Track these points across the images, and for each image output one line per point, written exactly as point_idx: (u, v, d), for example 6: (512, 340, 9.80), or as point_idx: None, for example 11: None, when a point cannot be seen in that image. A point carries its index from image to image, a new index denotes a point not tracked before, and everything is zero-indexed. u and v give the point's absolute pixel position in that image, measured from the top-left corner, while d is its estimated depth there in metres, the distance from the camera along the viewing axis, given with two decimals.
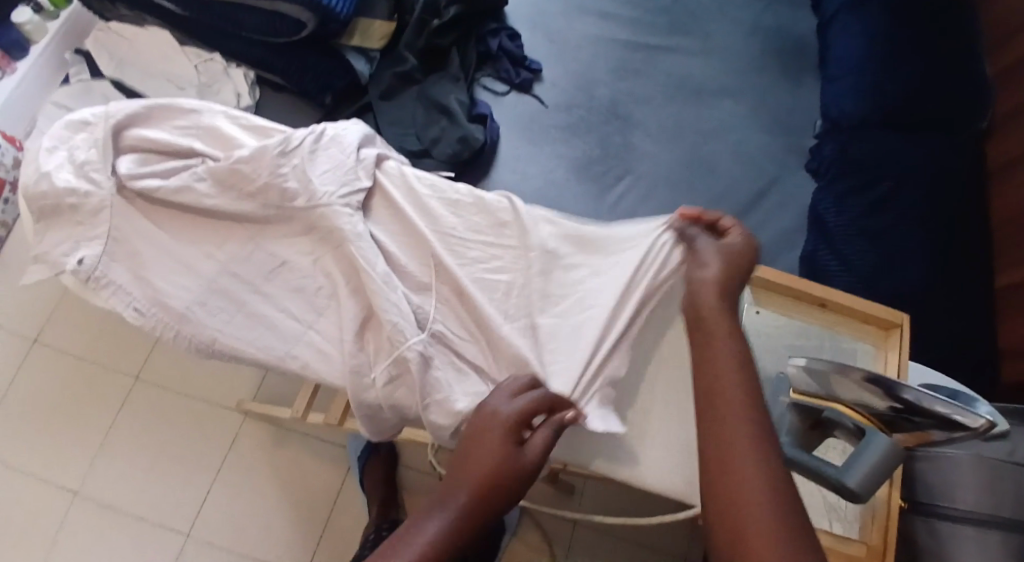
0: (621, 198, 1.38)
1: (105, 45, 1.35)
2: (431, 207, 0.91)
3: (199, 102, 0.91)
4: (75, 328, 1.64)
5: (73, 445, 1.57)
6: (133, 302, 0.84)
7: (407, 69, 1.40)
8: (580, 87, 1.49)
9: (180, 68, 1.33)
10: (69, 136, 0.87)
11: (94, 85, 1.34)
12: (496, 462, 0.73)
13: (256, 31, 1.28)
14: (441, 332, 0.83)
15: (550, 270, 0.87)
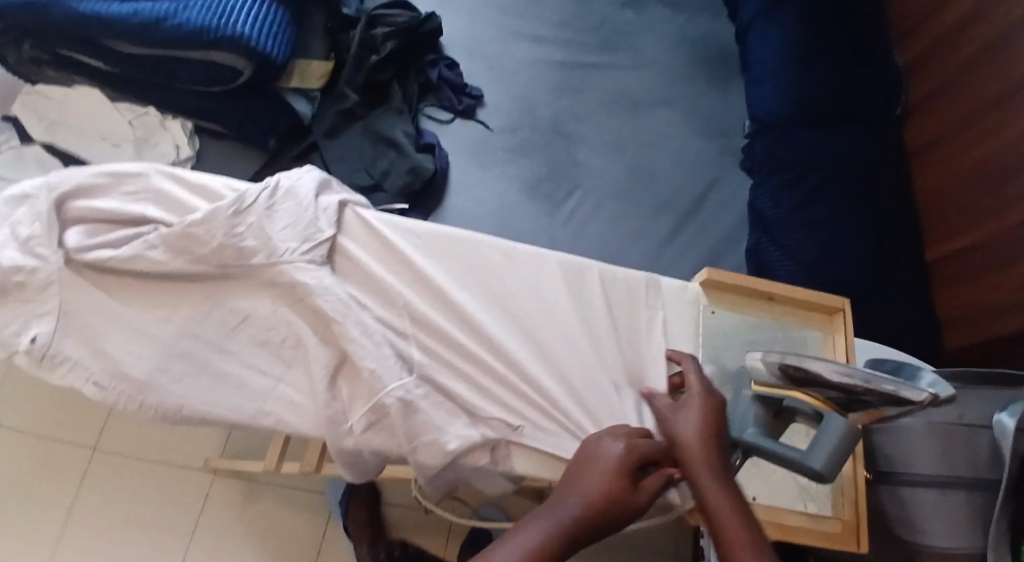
0: (573, 212, 1.41)
1: (35, 109, 1.31)
2: (402, 247, 0.93)
3: (146, 166, 0.92)
4: (23, 403, 1.56)
5: (33, 528, 1.49)
6: (92, 377, 0.84)
7: (350, 106, 1.42)
8: (523, 109, 1.51)
9: (115, 126, 1.31)
10: (10, 213, 0.88)
11: (23, 151, 1.28)
12: (610, 487, 0.79)
13: (194, 82, 1.27)
14: (429, 372, 0.87)
15: (515, 303, 0.93)
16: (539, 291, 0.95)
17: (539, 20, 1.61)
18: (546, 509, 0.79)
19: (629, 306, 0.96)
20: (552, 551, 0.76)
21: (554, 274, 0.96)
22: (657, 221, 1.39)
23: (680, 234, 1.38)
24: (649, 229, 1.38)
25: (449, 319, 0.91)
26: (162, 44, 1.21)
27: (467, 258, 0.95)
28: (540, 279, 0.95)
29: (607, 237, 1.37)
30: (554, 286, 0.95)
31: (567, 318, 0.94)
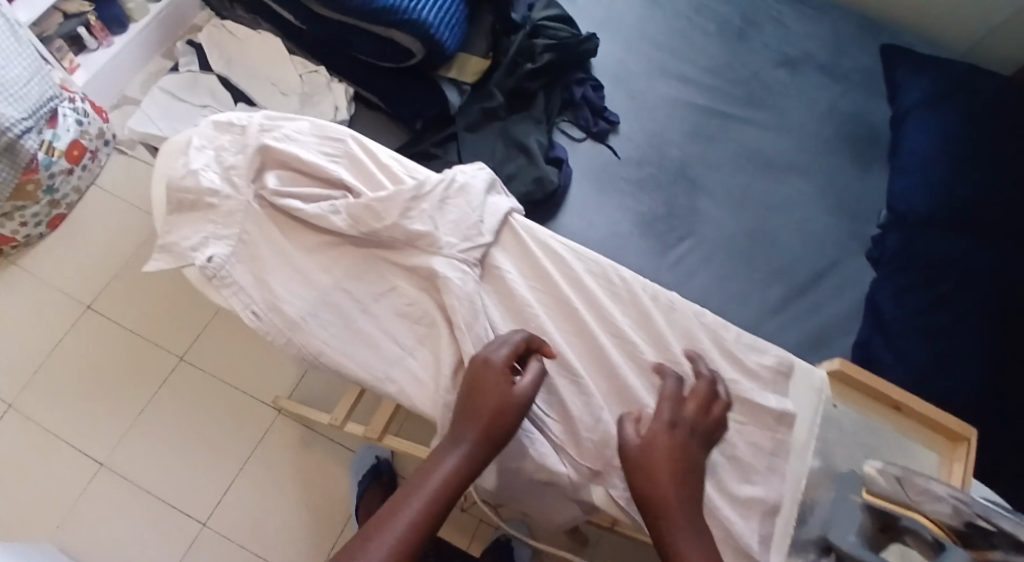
0: (682, 259, 1.42)
1: (216, 42, 1.44)
2: (538, 261, 0.96)
3: (346, 131, 0.97)
4: (130, 299, 1.68)
5: (108, 411, 1.60)
6: (253, 304, 0.89)
7: (494, 106, 1.46)
8: (654, 144, 1.52)
9: (287, 77, 1.41)
10: (214, 137, 0.96)
11: (200, 77, 1.42)
12: (491, 403, 0.83)
13: (366, 54, 1.34)
14: (524, 402, 0.88)
15: (636, 342, 0.92)
16: (661, 337, 0.93)
17: (690, 63, 1.59)
18: (446, 448, 0.83)
19: (758, 382, 0.92)
20: (452, 493, 0.82)
21: (681, 325, 0.94)
22: (769, 290, 1.39)
23: (789, 309, 1.38)
24: (758, 295, 1.39)
25: (563, 341, 0.92)
26: (354, 14, 1.27)
27: (593, 286, 0.95)
28: (667, 326, 0.93)
29: (710, 291, 1.39)
30: (677, 335, 0.93)
31: (683, 373, 0.91)
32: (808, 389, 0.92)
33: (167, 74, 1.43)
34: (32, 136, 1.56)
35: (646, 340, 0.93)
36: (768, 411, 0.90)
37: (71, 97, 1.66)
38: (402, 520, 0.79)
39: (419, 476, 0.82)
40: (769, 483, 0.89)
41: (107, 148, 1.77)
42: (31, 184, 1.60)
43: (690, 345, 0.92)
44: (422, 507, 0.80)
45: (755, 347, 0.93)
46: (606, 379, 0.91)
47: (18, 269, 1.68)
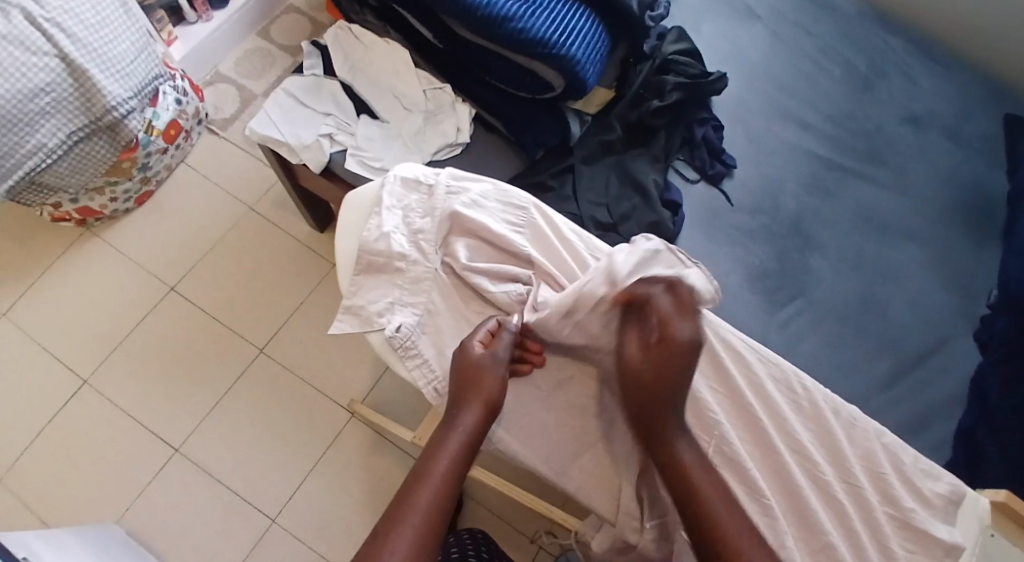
0: (790, 321, 1.36)
1: (343, 46, 1.48)
2: (729, 368, 1.06)
3: (529, 200, 1.09)
4: (213, 282, 1.64)
5: (188, 397, 1.55)
6: (434, 379, 1.05)
7: (612, 139, 1.43)
8: (767, 192, 1.44)
9: (412, 91, 1.44)
10: (403, 196, 1.10)
11: (324, 82, 1.46)
12: (480, 384, 1.01)
13: (503, 82, 1.38)
14: (709, 515, 1.02)
15: (818, 458, 1.04)
16: (842, 456, 1.04)
17: (811, 107, 1.51)
18: (449, 429, 1.00)
19: (929, 510, 1.04)
20: (460, 465, 0.99)
21: (863, 447, 1.05)
22: (874, 364, 1.34)
23: (894, 387, 1.33)
24: (863, 368, 1.34)
25: (745, 451, 1.04)
26: (498, 41, 1.30)
27: (777, 395, 1.06)
28: (849, 447, 1.05)
29: (816, 358, 1.33)
30: (858, 458, 1.04)
31: (861, 494, 1.03)
32: (971, 520, 1.04)
33: (292, 76, 1.47)
34: (135, 117, 1.53)
35: (826, 457, 1.04)
36: (937, 542, 1.02)
37: (172, 74, 1.64)
38: (424, 496, 0.96)
39: (429, 457, 0.99)
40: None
41: (199, 126, 1.75)
42: (128, 162, 1.58)
43: (869, 467, 1.04)
44: (438, 481, 0.97)
45: (930, 475, 1.05)
46: (787, 498, 1.02)
47: (101, 242, 1.66)
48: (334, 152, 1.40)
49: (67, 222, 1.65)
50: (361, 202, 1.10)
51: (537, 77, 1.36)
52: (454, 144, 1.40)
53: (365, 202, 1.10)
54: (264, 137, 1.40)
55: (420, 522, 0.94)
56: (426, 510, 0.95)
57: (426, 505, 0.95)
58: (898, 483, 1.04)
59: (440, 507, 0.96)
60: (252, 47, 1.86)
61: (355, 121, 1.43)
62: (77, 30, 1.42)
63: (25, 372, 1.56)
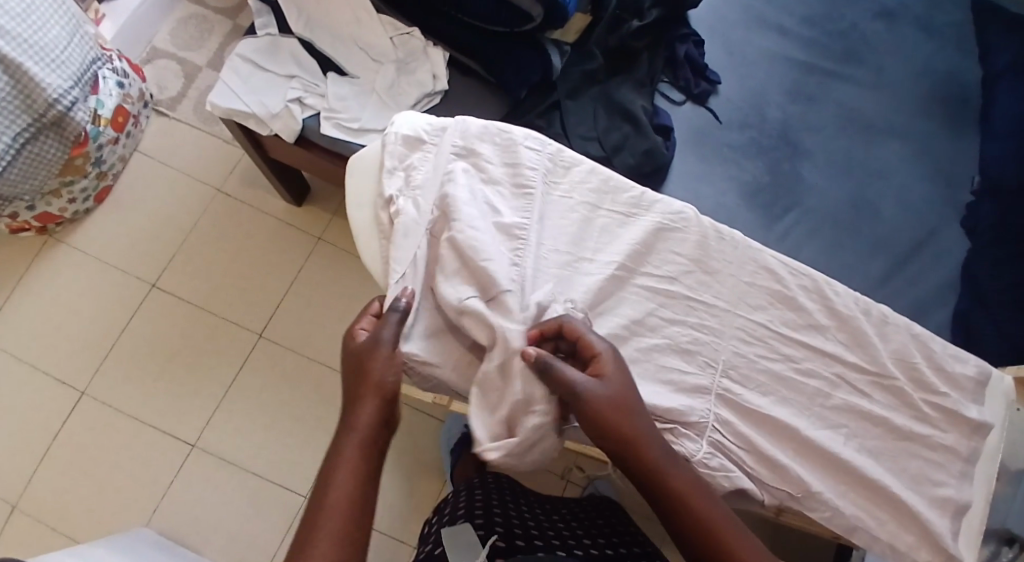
0: (789, 230, 1.34)
1: (296, 0, 1.36)
2: (761, 282, 1.05)
3: (537, 137, 1.07)
4: (195, 272, 1.57)
5: (193, 393, 1.50)
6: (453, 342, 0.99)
7: (595, 68, 1.40)
8: (753, 105, 1.42)
9: (378, 42, 1.36)
10: (405, 156, 1.06)
11: (280, 42, 1.36)
12: (372, 363, 0.91)
13: (479, 18, 1.32)
14: (719, 440, 0.97)
15: (852, 361, 1.02)
16: (874, 353, 1.02)
17: (786, 11, 1.50)
18: (352, 420, 0.90)
19: (961, 394, 1.02)
20: (369, 458, 0.88)
21: (894, 342, 1.03)
22: (872, 261, 1.33)
23: (894, 279, 1.32)
24: (863, 266, 1.32)
25: (783, 367, 1.02)
26: None
27: (806, 303, 1.04)
28: (880, 344, 1.02)
29: (818, 263, 1.32)
30: (891, 353, 1.02)
31: (900, 392, 1.01)
32: (998, 396, 1.02)
33: (245, 39, 1.36)
34: (81, 109, 1.41)
35: (862, 358, 1.02)
36: (968, 422, 1.00)
37: (109, 55, 1.51)
38: (336, 498, 0.86)
39: (334, 454, 0.88)
40: (965, 487, 0.99)
41: (146, 109, 1.64)
42: (80, 158, 1.48)
43: (900, 360, 1.02)
44: (349, 478, 0.87)
45: (957, 358, 1.02)
46: (829, 407, 1.01)
47: (68, 247, 1.57)
48: (306, 118, 1.31)
49: (27, 232, 1.55)
50: (368, 168, 1.07)
51: (516, 9, 1.29)
52: (432, 93, 1.34)
53: (370, 168, 1.07)
54: (229, 111, 1.30)
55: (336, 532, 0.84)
56: (339, 516, 0.85)
57: (342, 505, 0.86)
58: (928, 375, 1.01)
59: (353, 512, 0.86)
60: (186, 13, 1.73)
61: (323, 80, 1.34)
62: (5, 22, 1.27)
63: (14, 390, 1.48)
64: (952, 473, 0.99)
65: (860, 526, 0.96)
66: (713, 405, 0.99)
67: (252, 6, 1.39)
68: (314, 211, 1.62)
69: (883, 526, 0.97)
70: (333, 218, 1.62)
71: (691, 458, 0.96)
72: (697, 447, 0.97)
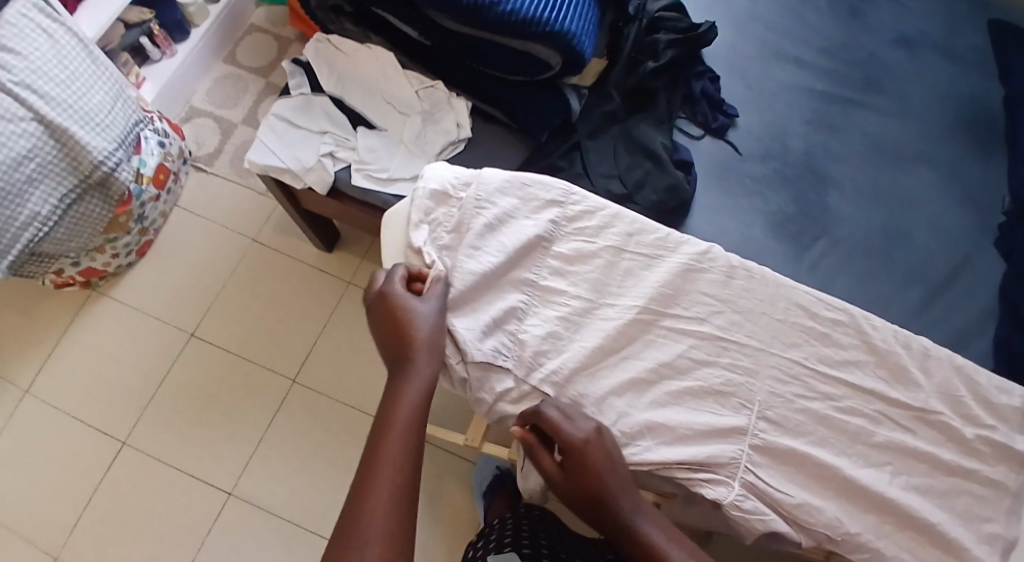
0: (819, 261, 1.33)
1: (326, 60, 1.43)
2: (792, 318, 1.03)
3: (559, 185, 1.08)
4: (232, 323, 1.61)
5: (229, 440, 1.53)
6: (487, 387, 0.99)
7: (613, 108, 1.43)
8: (775, 138, 1.43)
9: (404, 95, 1.40)
10: (432, 209, 1.06)
11: (312, 99, 1.40)
12: (416, 327, 0.96)
13: (500, 67, 1.36)
14: (754, 483, 0.95)
15: (893, 397, 1.00)
16: (915, 388, 1.00)
17: (803, 44, 1.51)
18: (400, 387, 0.93)
19: (1007, 426, 0.99)
20: (420, 420, 0.92)
21: (937, 376, 1.01)
22: (907, 290, 1.31)
23: (932, 309, 1.30)
24: (898, 296, 1.31)
25: (823, 406, 0.99)
26: (487, 24, 1.29)
27: (843, 338, 1.02)
28: (922, 378, 1.00)
29: (851, 296, 1.30)
30: (934, 387, 1.00)
31: (944, 424, 0.99)
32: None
33: (279, 99, 1.41)
34: (125, 169, 1.48)
35: (903, 393, 1.00)
36: (1015, 454, 0.98)
37: (150, 117, 1.58)
38: (391, 454, 0.88)
39: (384, 419, 0.91)
40: (1010, 522, 0.97)
41: (185, 166, 1.70)
42: (124, 216, 1.54)
43: (946, 395, 1.00)
44: (404, 437, 0.90)
45: (1003, 389, 1.00)
46: (868, 442, 0.98)
47: (111, 301, 1.63)
48: (338, 170, 1.35)
49: (72, 286, 1.62)
50: (398, 221, 1.08)
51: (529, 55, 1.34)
52: (456, 140, 1.38)
53: (400, 220, 1.07)
54: (265, 167, 1.35)
55: (393, 483, 0.87)
56: (396, 470, 0.88)
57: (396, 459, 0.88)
58: (970, 407, 0.99)
59: (410, 465, 0.89)
60: (221, 74, 1.81)
61: (354, 134, 1.38)
62: (49, 89, 1.35)
63: (60, 442, 1.53)
64: (1001, 509, 0.97)
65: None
66: (751, 445, 0.97)
67: (285, 68, 1.44)
68: (345, 258, 1.66)
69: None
70: (364, 261, 1.66)
71: (723, 503, 0.94)
72: (728, 490, 0.95)
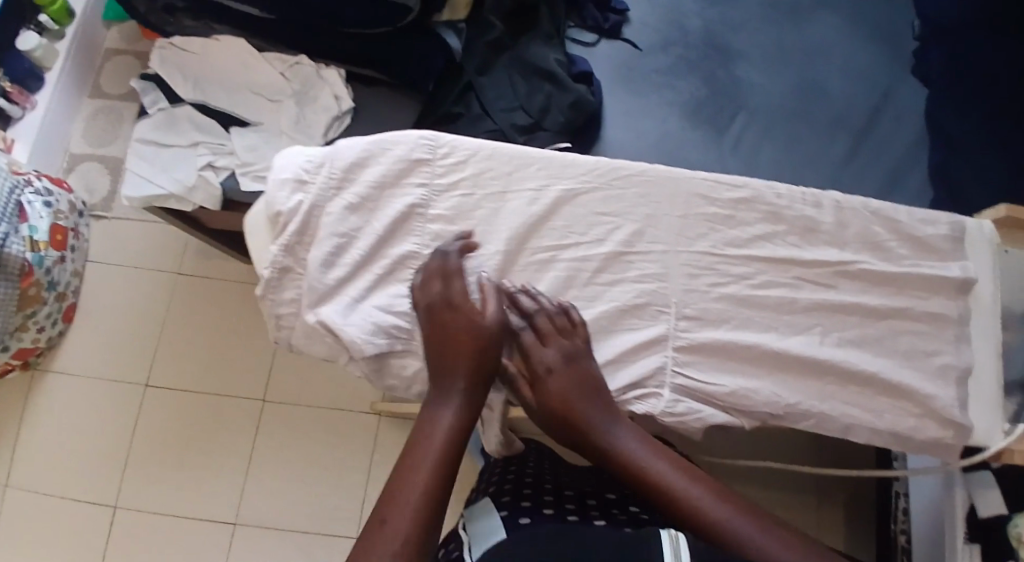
0: (740, 137, 1.27)
1: (174, 64, 1.28)
2: (698, 208, 0.95)
3: (422, 137, 0.95)
4: (184, 362, 1.57)
5: (217, 475, 1.50)
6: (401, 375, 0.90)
7: (498, 36, 1.32)
8: (671, 24, 1.36)
9: (268, 79, 1.27)
10: (292, 200, 0.91)
11: (174, 112, 1.26)
12: (465, 348, 0.83)
13: (357, 23, 1.24)
14: (685, 384, 0.90)
15: (808, 258, 0.93)
16: (835, 244, 0.94)
17: None
18: (430, 412, 0.82)
19: (939, 257, 0.93)
20: (451, 453, 0.80)
21: (854, 225, 0.94)
22: (831, 141, 1.26)
23: (858, 154, 1.25)
24: (822, 151, 1.25)
25: (742, 289, 0.93)
26: None
27: (749, 216, 0.95)
28: (838, 233, 0.94)
29: (779, 163, 1.25)
30: (852, 237, 0.94)
31: (873, 273, 0.93)
32: (981, 245, 0.93)
33: (138, 123, 1.26)
34: (13, 241, 1.39)
35: (817, 251, 0.94)
36: (949, 283, 0.92)
37: (28, 179, 1.47)
38: (416, 482, 0.77)
39: (413, 449, 0.80)
40: (959, 350, 0.91)
41: (84, 218, 1.62)
42: (33, 288, 1.46)
43: (867, 241, 0.94)
44: (432, 467, 0.79)
45: (928, 221, 0.93)
46: (800, 314, 0.92)
47: (57, 374, 1.57)
48: (223, 180, 1.21)
49: (11, 372, 1.54)
50: (261, 223, 0.94)
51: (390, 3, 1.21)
52: (340, 114, 1.25)
53: (260, 220, 0.94)
54: (146, 199, 1.19)
55: (412, 513, 0.75)
56: (415, 502, 0.76)
57: (420, 490, 0.77)
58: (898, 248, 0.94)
59: (438, 496, 0.77)
60: (91, 110, 1.71)
61: (227, 137, 1.24)
62: None
63: (49, 523, 1.49)
64: (947, 339, 0.91)
65: (854, 422, 0.89)
66: (680, 346, 0.91)
67: (134, 86, 1.28)
68: None
69: (884, 416, 0.89)
70: None
71: (655, 414, 0.90)
72: (658, 399, 0.90)
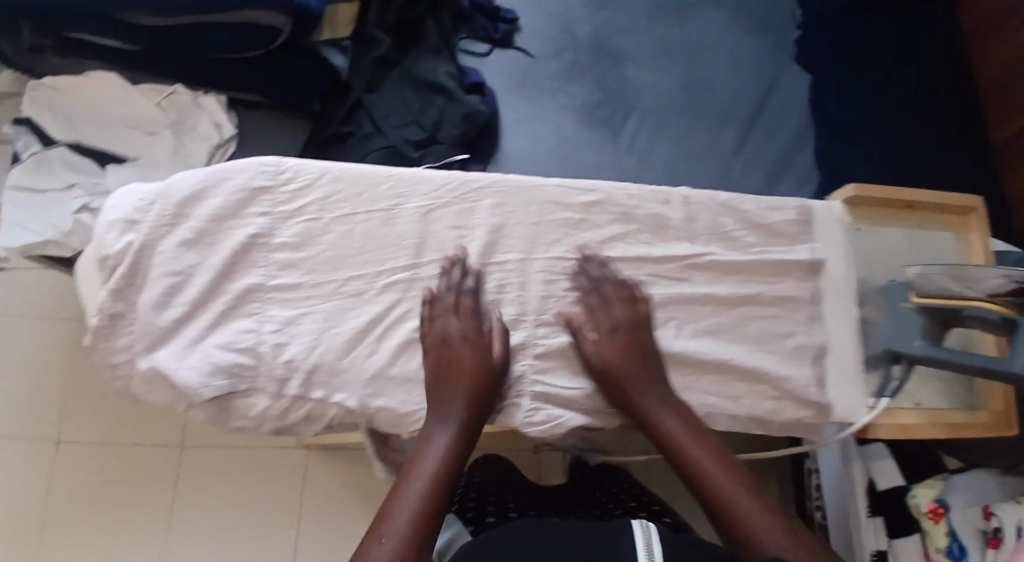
0: (635, 136, 1.25)
1: (46, 106, 1.20)
2: (551, 215, 0.93)
3: (258, 164, 0.90)
4: (94, 414, 1.50)
5: (136, 525, 1.45)
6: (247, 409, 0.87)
7: (385, 52, 1.28)
8: (561, 29, 1.34)
9: (143, 112, 1.20)
10: (118, 242, 0.87)
11: (47, 155, 1.17)
12: (471, 375, 0.85)
13: (226, 50, 1.16)
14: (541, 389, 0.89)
15: (660, 255, 0.92)
16: (691, 239, 0.93)
17: None
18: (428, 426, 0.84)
19: (788, 241, 0.94)
20: (451, 468, 0.82)
21: (704, 218, 0.94)
22: (723, 133, 1.25)
23: (750, 144, 1.24)
24: (715, 143, 1.24)
25: None
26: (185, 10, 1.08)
27: (601, 218, 0.93)
28: (691, 227, 0.93)
29: (675, 159, 1.23)
30: (700, 231, 0.93)
31: (727, 263, 0.93)
32: (832, 225, 0.94)
33: (10, 171, 1.18)
34: None
35: (667, 246, 0.93)
36: (798, 264, 0.93)
37: None
38: (414, 494, 0.79)
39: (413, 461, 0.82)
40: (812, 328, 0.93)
41: None
42: None
43: (716, 233, 0.94)
44: (428, 482, 0.80)
45: (774, 207, 0.94)
46: (657, 309, 0.91)
47: None
48: None
49: None
50: (92, 267, 0.89)
51: (257, 27, 1.13)
52: (222, 142, 1.22)
53: (90, 263, 0.90)
54: (26, 250, 1.12)
55: (409, 526, 0.77)
56: (413, 515, 0.78)
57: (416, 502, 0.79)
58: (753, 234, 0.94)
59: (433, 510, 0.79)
60: None
61: (102, 175, 1.18)
62: None
63: None
64: (800, 320, 0.93)
65: (711, 409, 0.90)
66: (538, 352, 0.89)
67: (7, 132, 1.21)
68: None
69: (740, 401, 0.91)
70: None
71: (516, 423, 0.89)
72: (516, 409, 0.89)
